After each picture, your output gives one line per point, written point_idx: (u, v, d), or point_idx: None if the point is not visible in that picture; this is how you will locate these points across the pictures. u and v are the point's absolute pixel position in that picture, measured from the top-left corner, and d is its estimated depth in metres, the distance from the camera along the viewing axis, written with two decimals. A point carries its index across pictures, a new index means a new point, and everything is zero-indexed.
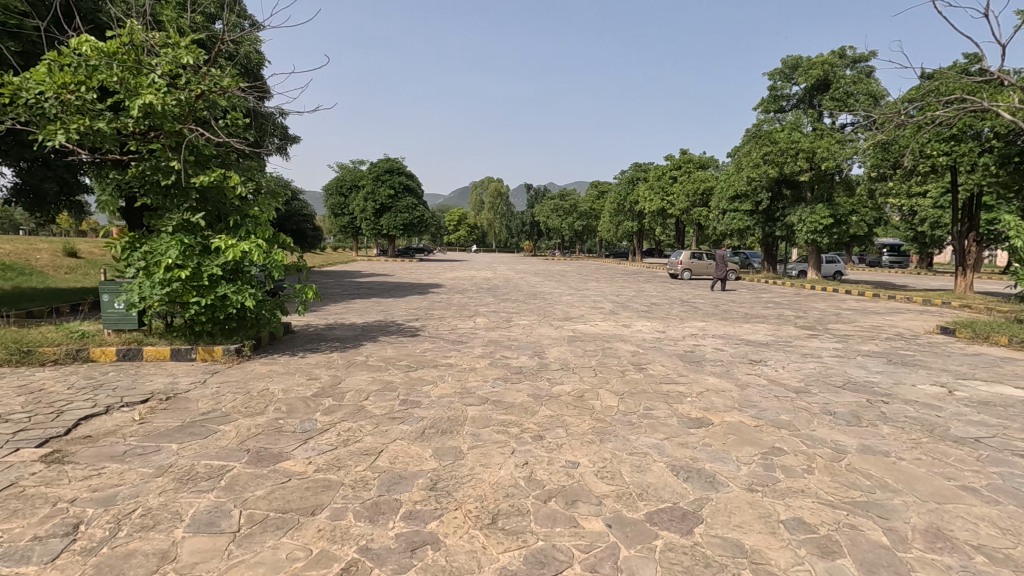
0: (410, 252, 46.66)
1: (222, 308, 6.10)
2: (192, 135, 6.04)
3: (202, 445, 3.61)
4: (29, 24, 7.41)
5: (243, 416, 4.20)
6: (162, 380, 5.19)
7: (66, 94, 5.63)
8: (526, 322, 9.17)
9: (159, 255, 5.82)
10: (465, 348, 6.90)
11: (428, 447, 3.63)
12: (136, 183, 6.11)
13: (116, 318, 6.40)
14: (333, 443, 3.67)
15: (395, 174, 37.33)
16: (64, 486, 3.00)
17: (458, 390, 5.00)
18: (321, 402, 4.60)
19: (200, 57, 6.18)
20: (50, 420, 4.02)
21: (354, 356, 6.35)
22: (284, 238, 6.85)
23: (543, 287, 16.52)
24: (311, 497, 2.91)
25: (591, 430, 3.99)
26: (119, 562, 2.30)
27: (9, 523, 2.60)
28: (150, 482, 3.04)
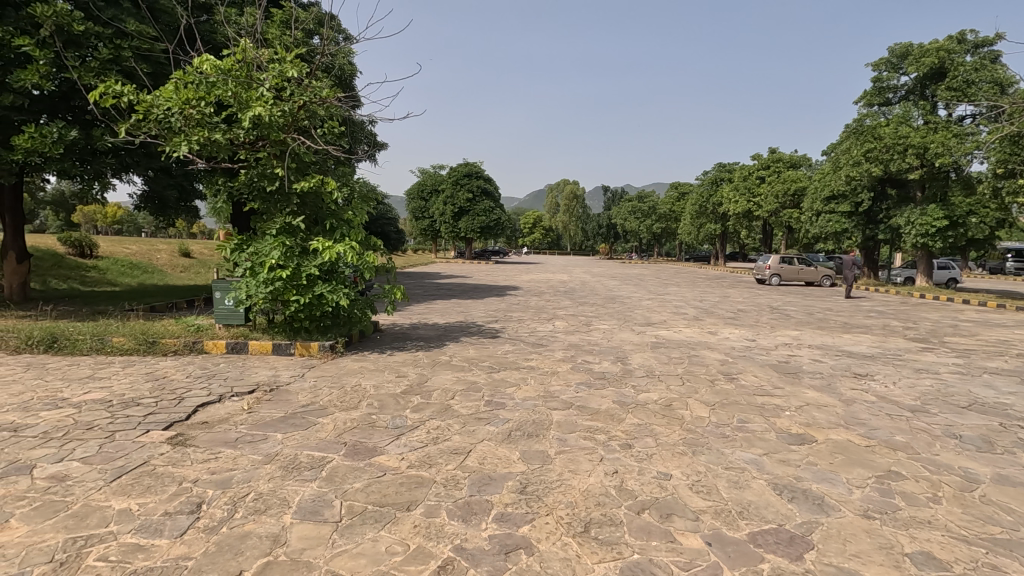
0: (486, 254, 47.50)
1: (319, 306, 6.46)
2: (295, 144, 6.45)
3: (303, 436, 3.82)
4: (159, 47, 8.24)
5: (339, 410, 4.41)
6: (265, 373, 5.57)
7: (189, 109, 6.19)
8: (607, 326, 9.04)
9: (264, 255, 6.27)
10: (545, 351, 6.88)
11: (515, 450, 3.64)
12: (245, 189, 6.62)
13: (226, 314, 6.96)
14: (423, 440, 3.76)
15: (474, 178, 38.05)
16: (187, 467, 3.28)
17: (541, 393, 4.99)
18: (410, 399, 4.74)
19: (303, 71, 6.56)
20: (174, 405, 4.44)
21: (439, 356, 6.51)
22: (375, 241, 7.13)
23: (621, 290, 16.22)
24: (405, 492, 3.00)
25: (682, 441, 3.83)
26: (237, 542, 2.47)
27: (144, 498, 2.87)
28: (260, 468, 3.26)
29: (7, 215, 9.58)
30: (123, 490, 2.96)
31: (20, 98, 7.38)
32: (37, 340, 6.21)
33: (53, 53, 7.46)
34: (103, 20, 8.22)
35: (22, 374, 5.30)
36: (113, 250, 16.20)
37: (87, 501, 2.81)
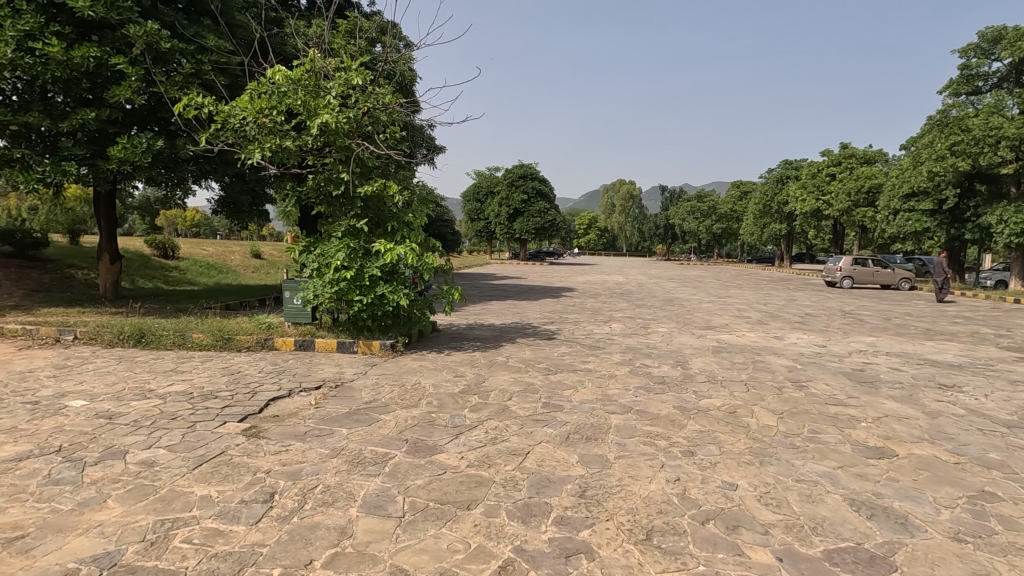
0: (540, 256, 47.48)
1: (381, 306, 6.65)
2: (359, 149, 6.68)
3: (367, 432, 3.95)
4: (235, 60, 8.74)
5: (400, 407, 4.53)
6: (330, 370, 5.80)
7: (262, 118, 6.53)
8: (666, 329, 8.82)
9: (330, 257, 6.53)
10: (602, 354, 6.80)
11: (574, 453, 3.61)
12: (313, 193, 6.91)
13: (294, 312, 7.29)
14: (482, 440, 3.80)
15: (529, 179, 38.11)
16: (260, 457, 3.45)
17: (599, 396, 4.92)
18: (468, 399, 4.80)
19: (367, 78, 6.78)
20: (248, 399, 4.69)
21: (495, 356, 6.56)
22: (434, 243, 7.26)
23: (680, 293, 15.76)
24: (465, 491, 3.03)
25: (748, 450, 3.68)
26: (307, 532, 2.58)
27: (223, 485, 3.05)
28: (328, 462, 3.39)
29: (103, 220, 10.42)
30: (204, 477, 3.15)
31: (115, 112, 8.02)
32: (128, 336, 6.74)
33: (143, 70, 8.06)
34: (187, 37, 8.81)
35: (115, 366, 5.76)
36: (192, 252, 17.30)
37: (172, 486, 3.02)
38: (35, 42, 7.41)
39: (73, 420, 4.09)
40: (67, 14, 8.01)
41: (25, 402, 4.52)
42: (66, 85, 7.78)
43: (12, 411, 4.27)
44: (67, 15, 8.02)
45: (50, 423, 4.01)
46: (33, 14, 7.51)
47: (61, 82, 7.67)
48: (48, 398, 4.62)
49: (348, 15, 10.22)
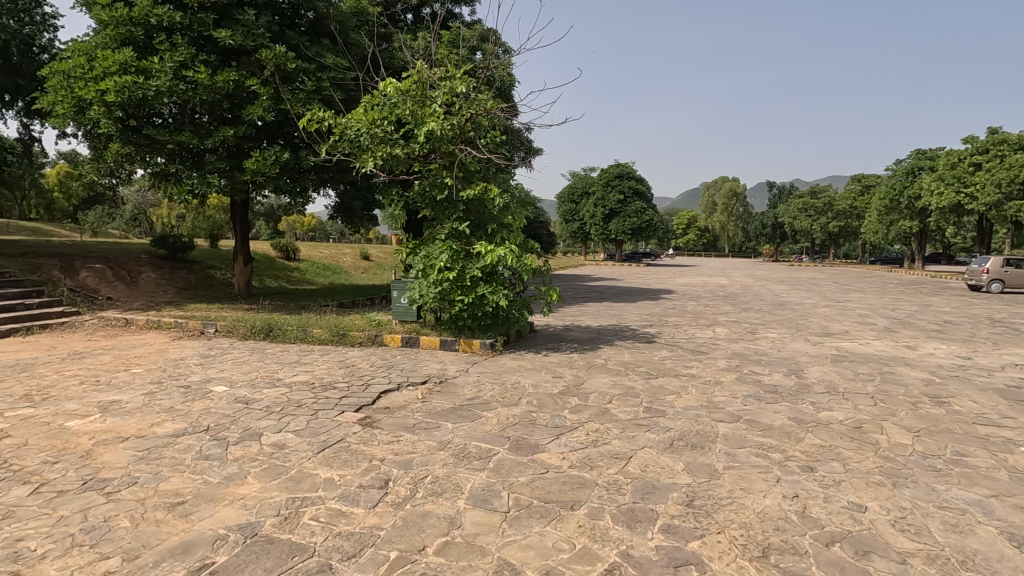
0: (636, 257, 46.29)
1: (481, 306, 6.83)
2: (462, 154, 6.94)
3: (471, 427, 4.08)
4: (350, 75, 9.40)
5: (501, 405, 4.63)
6: (434, 366, 6.05)
7: (374, 128, 6.97)
8: (776, 335, 8.25)
9: (434, 258, 6.81)
10: (706, 359, 6.50)
11: (679, 460, 3.49)
12: (418, 198, 7.28)
13: (401, 311, 7.71)
14: (583, 442, 3.79)
15: (625, 179, 37.38)
16: (375, 446, 3.69)
17: (704, 403, 4.71)
18: (568, 400, 4.81)
19: (470, 85, 7.00)
20: (362, 390, 5.02)
21: (594, 358, 6.50)
22: (533, 244, 7.34)
23: (791, 296, 14.68)
24: (568, 491, 3.04)
25: (878, 470, 3.35)
26: (420, 520, 2.71)
27: (344, 469, 3.30)
28: (436, 454, 3.55)
29: (238, 226, 11.66)
30: (326, 461, 3.43)
31: (249, 129, 8.94)
32: (259, 329, 7.49)
33: (273, 90, 8.92)
34: (309, 57, 9.63)
35: (249, 356, 6.42)
36: (310, 254, 18.84)
37: (301, 468, 3.31)
38: (187, 70, 8.45)
39: (217, 403, 4.62)
40: (212, 44, 9.06)
41: (180, 385, 5.17)
42: (210, 107, 8.78)
43: (170, 393, 4.91)
44: (212, 45, 9.08)
45: (200, 405, 4.55)
46: (185, 47, 8.58)
47: (207, 104, 8.67)
48: (197, 383, 5.25)
49: (452, 25, 10.63)
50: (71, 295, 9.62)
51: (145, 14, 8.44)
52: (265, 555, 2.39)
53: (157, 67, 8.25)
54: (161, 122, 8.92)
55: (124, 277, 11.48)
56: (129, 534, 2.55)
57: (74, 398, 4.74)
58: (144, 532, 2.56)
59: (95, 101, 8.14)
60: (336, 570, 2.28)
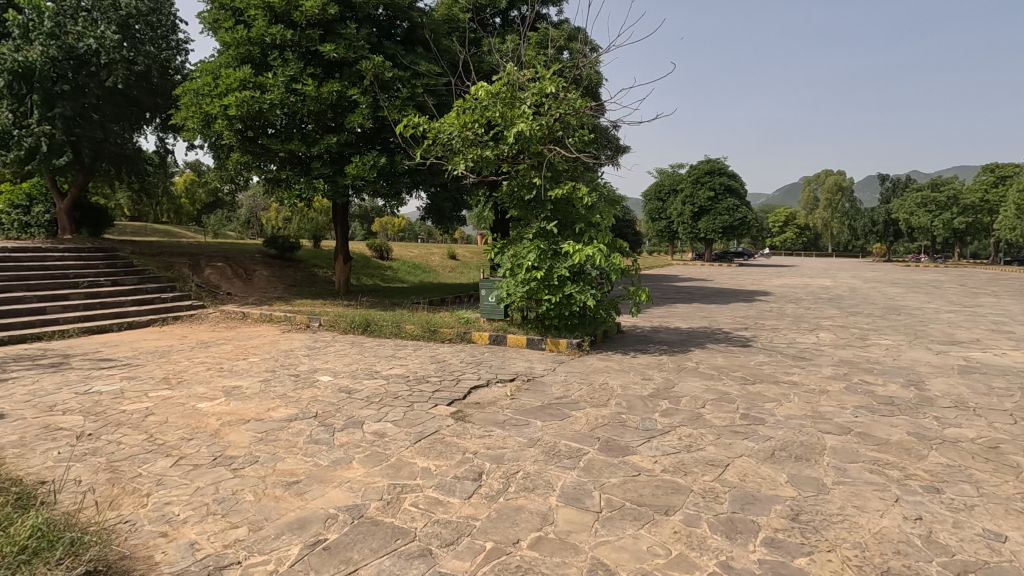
0: (728, 256, 44.07)
1: (568, 306, 6.83)
2: (550, 154, 6.98)
3: (560, 426, 4.10)
4: (442, 81, 9.73)
5: (590, 405, 4.61)
6: (522, 364, 6.14)
7: (465, 131, 7.14)
8: (891, 342, 7.54)
9: (522, 258, 6.89)
10: (810, 365, 6.08)
11: (781, 471, 3.30)
12: (507, 198, 7.41)
13: (489, 309, 7.88)
14: (676, 446, 3.68)
15: (716, 175, 35.70)
16: (467, 439, 3.81)
17: (808, 413, 4.41)
18: (659, 402, 4.70)
19: (560, 85, 7.00)
20: (453, 385, 5.20)
21: (685, 361, 6.29)
22: (622, 244, 7.22)
23: (909, 300, 13.33)
24: (662, 496, 2.97)
25: (1019, 496, 2.98)
26: (513, 513, 2.77)
27: (439, 460, 3.44)
28: (526, 450, 3.60)
29: (338, 227, 12.45)
30: (423, 451, 3.59)
31: (350, 136, 9.51)
32: (357, 324, 7.97)
33: (372, 98, 9.44)
34: (405, 65, 10.09)
35: (350, 349, 6.85)
36: (402, 254, 19.69)
37: (400, 456, 3.49)
38: (297, 83, 9.14)
39: (323, 391, 4.98)
40: (319, 58, 9.73)
41: (290, 374, 5.63)
42: (317, 117, 9.44)
43: (283, 381, 5.36)
44: (318, 59, 9.73)
45: (308, 393, 4.93)
46: (295, 62, 9.28)
47: (313, 114, 9.32)
48: (305, 372, 5.69)
49: (540, 27, 10.70)
50: (198, 291, 10.74)
51: (261, 34, 9.22)
52: (371, 536, 2.55)
53: (271, 82, 8.98)
54: (273, 132, 9.70)
55: (241, 274, 12.64)
56: (253, 507, 2.81)
57: (203, 382, 5.30)
58: (266, 507, 2.82)
59: (220, 116, 9.01)
60: (436, 556, 2.39)
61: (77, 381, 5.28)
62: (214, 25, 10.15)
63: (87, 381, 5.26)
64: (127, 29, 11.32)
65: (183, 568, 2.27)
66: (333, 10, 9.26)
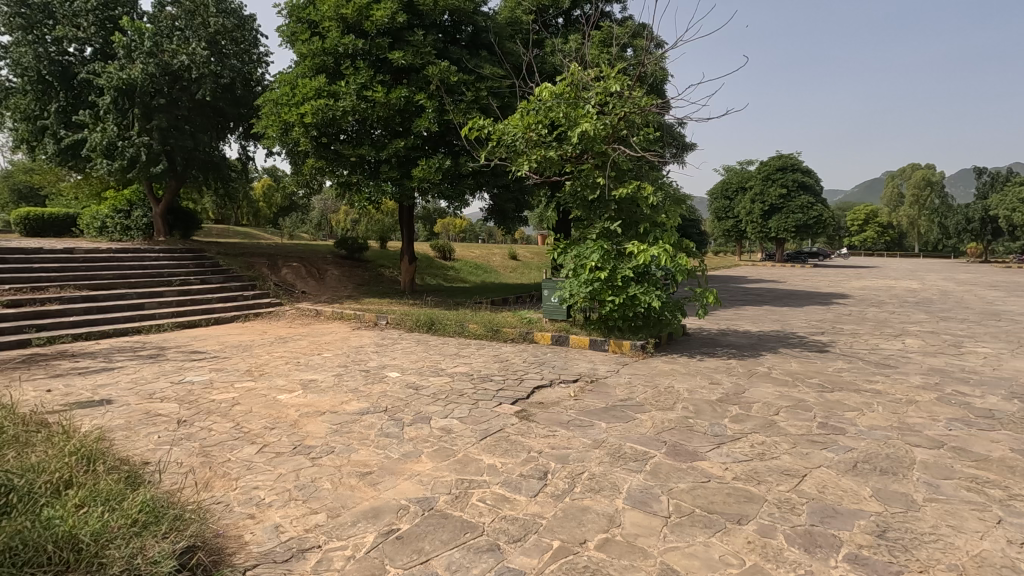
0: (801, 257, 41.84)
1: (632, 306, 6.73)
2: (615, 154, 6.90)
3: (625, 428, 4.05)
4: (506, 83, 9.82)
5: (655, 408, 4.52)
6: (585, 365, 6.11)
7: (529, 132, 7.17)
8: (990, 350, 6.92)
9: (585, 258, 6.85)
10: (895, 374, 5.69)
11: (865, 485, 3.11)
12: (570, 199, 7.39)
13: (552, 309, 7.89)
14: (748, 454, 3.55)
15: (789, 171, 33.96)
16: (532, 438, 3.84)
17: (894, 424, 4.13)
18: (729, 408, 4.54)
19: (625, 83, 6.90)
20: (517, 384, 5.26)
21: (755, 366, 6.05)
22: (688, 244, 7.02)
23: (1010, 305, 12.16)
24: (734, 504, 2.88)
25: None
26: (579, 514, 2.77)
27: (505, 458, 3.49)
28: (591, 452, 3.59)
29: (404, 228, 12.82)
30: (489, 448, 3.65)
31: (416, 140, 9.79)
32: (423, 323, 8.20)
33: (438, 102, 9.69)
34: (469, 69, 10.27)
35: (416, 347, 7.05)
36: (464, 254, 20.01)
37: (466, 452, 3.57)
38: (367, 90, 9.51)
39: (392, 387, 5.17)
40: (387, 65, 10.07)
41: (361, 369, 5.87)
42: (385, 122, 9.78)
43: (354, 375, 5.60)
44: (387, 66, 10.08)
45: (378, 388, 5.13)
46: (365, 70, 9.66)
47: (382, 120, 9.67)
48: (375, 368, 5.92)
49: (603, 24, 10.58)
50: (276, 289, 11.41)
51: (335, 44, 9.66)
52: (441, 528, 2.63)
53: (344, 90, 9.39)
54: (345, 137, 10.14)
55: (314, 274, 13.30)
56: (331, 495, 2.96)
57: (282, 375, 5.63)
58: (342, 495, 2.96)
59: (297, 124, 9.52)
60: (504, 551, 2.43)
61: (172, 371, 5.74)
62: (292, 38, 10.72)
63: (181, 372, 5.72)
64: (215, 45, 12.14)
65: (270, 548, 2.44)
66: (401, 18, 9.56)
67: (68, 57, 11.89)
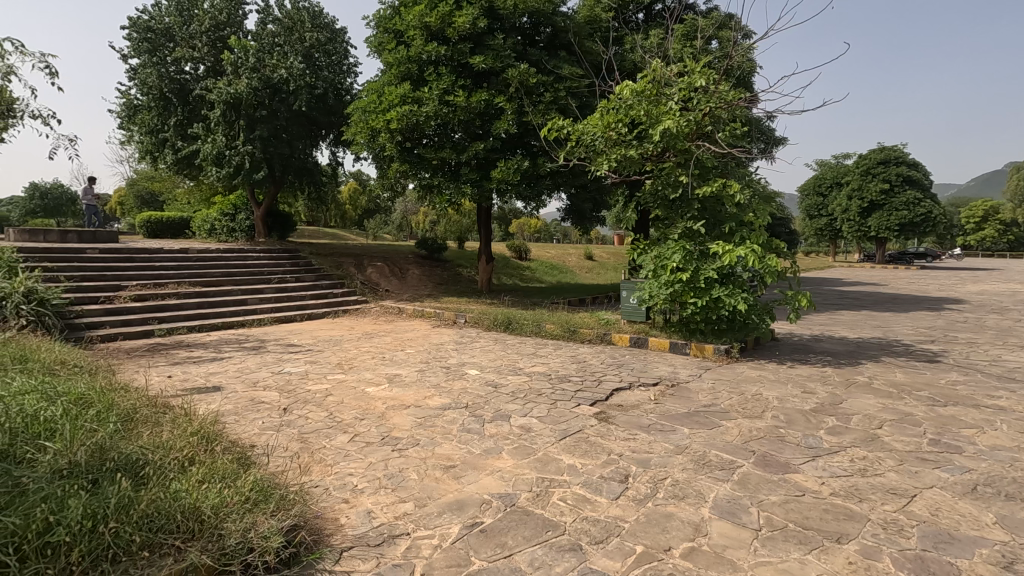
0: (905, 257, 38.35)
1: (716, 309, 6.48)
2: (698, 151, 6.66)
3: (709, 435, 3.91)
4: (585, 82, 9.75)
5: (742, 416, 4.33)
6: (665, 369, 5.95)
7: (609, 131, 7.08)
8: None
9: (666, 258, 6.67)
10: (1022, 389, 5.09)
11: (986, 510, 2.82)
12: (650, 198, 7.23)
13: (630, 310, 7.76)
14: (848, 469, 3.32)
15: (893, 164, 31.22)
16: (612, 440, 3.80)
17: (1022, 445, 3.70)
18: (824, 419, 4.26)
19: (711, 77, 6.63)
20: (595, 386, 5.22)
21: (854, 375, 5.62)
22: (779, 244, 6.64)
23: None
24: (832, 521, 2.70)
25: None
26: (663, 520, 2.71)
27: (584, 458, 3.48)
28: (674, 457, 3.50)
29: (482, 229, 13.06)
30: (569, 448, 3.66)
31: (496, 142, 9.95)
32: (500, 322, 8.32)
33: (517, 104, 9.79)
34: (548, 70, 10.30)
35: (494, 346, 7.18)
36: (539, 255, 20.08)
37: (546, 451, 3.60)
38: (449, 95, 9.79)
39: (472, 384, 5.29)
40: (468, 70, 10.30)
41: (442, 366, 6.05)
42: (465, 125, 10.02)
43: (436, 372, 5.79)
44: (468, 70, 10.31)
45: (459, 384, 5.28)
46: (447, 75, 9.95)
47: (463, 123, 9.91)
48: (455, 365, 6.08)
49: (686, 17, 10.23)
50: (362, 287, 12.02)
51: (419, 52, 10.02)
52: (523, 524, 2.67)
53: (427, 96, 9.71)
54: (427, 141, 10.50)
55: (396, 273, 13.86)
56: (417, 485, 3.09)
57: (370, 369, 5.93)
58: (428, 486, 3.08)
59: (383, 130, 9.98)
60: (586, 552, 2.43)
61: (273, 362, 6.21)
62: (379, 48, 11.23)
63: (280, 363, 6.16)
64: (310, 58, 13.04)
65: (364, 532, 2.58)
66: (482, 23, 9.76)
67: (185, 75, 13.15)
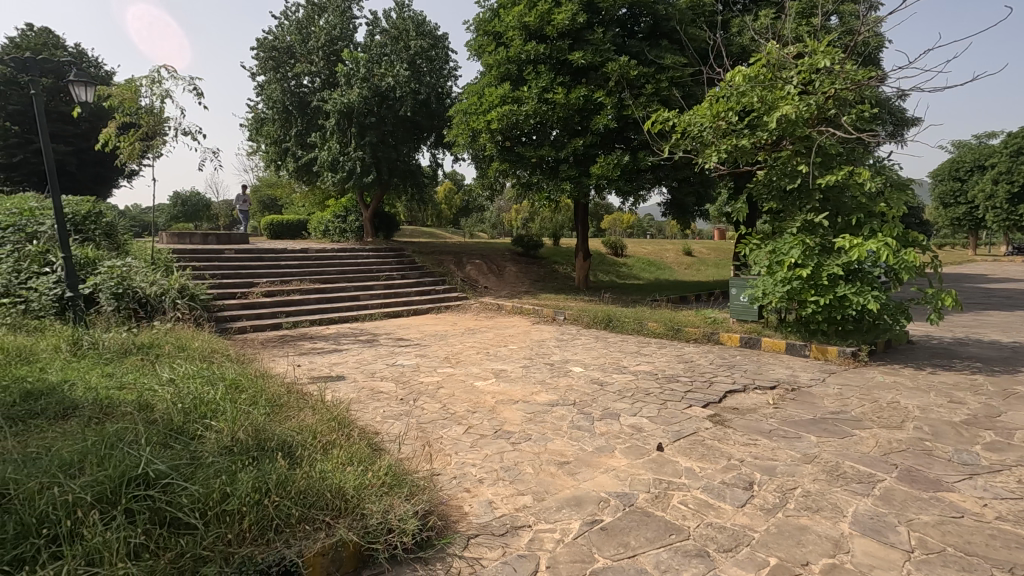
0: None
1: (841, 308, 5.98)
2: (821, 137, 6.17)
3: (841, 444, 3.62)
4: (689, 71, 9.37)
5: (878, 425, 3.96)
6: (782, 371, 5.59)
7: (719, 121, 6.74)
8: None
9: (782, 254, 6.25)
10: None
11: None
12: (764, 190, 6.82)
13: (740, 309, 7.38)
14: (1016, 491, 2.93)
15: None
16: (730, 445, 3.64)
17: None
18: (979, 433, 3.79)
19: (835, 56, 6.10)
20: (706, 387, 5.01)
21: (1012, 385, 4.94)
22: (917, 236, 5.98)
23: None
24: (1002, 549, 2.40)
25: None
26: (797, 532, 2.55)
27: (703, 462, 3.36)
28: (803, 466, 3.28)
29: (579, 226, 12.98)
30: (685, 450, 3.55)
31: (594, 137, 9.83)
32: (600, 320, 8.23)
33: (617, 98, 9.62)
34: (649, 61, 10.00)
35: (595, 343, 7.12)
36: (635, 251, 19.57)
37: (660, 453, 3.51)
38: (548, 93, 9.82)
39: (577, 381, 5.29)
40: (567, 66, 10.27)
41: (545, 363, 6.10)
42: (564, 122, 10.01)
43: (540, 368, 5.85)
44: (567, 67, 10.27)
45: (564, 381, 5.29)
46: (546, 73, 9.98)
47: (562, 120, 9.91)
48: (558, 362, 6.10)
49: None
50: (462, 284, 12.41)
51: (518, 52, 10.14)
52: (645, 526, 2.62)
53: (527, 95, 9.82)
54: (526, 139, 10.62)
55: (494, 271, 14.14)
56: (533, 479, 3.14)
57: (476, 364, 6.11)
58: (544, 481, 3.12)
59: (484, 131, 10.22)
60: (715, 559, 2.35)
61: (386, 355, 6.59)
62: (478, 50, 11.51)
63: (392, 356, 6.52)
64: (413, 65, 13.74)
65: (487, 521, 2.67)
66: (582, 18, 9.68)
67: (303, 89, 14.26)
